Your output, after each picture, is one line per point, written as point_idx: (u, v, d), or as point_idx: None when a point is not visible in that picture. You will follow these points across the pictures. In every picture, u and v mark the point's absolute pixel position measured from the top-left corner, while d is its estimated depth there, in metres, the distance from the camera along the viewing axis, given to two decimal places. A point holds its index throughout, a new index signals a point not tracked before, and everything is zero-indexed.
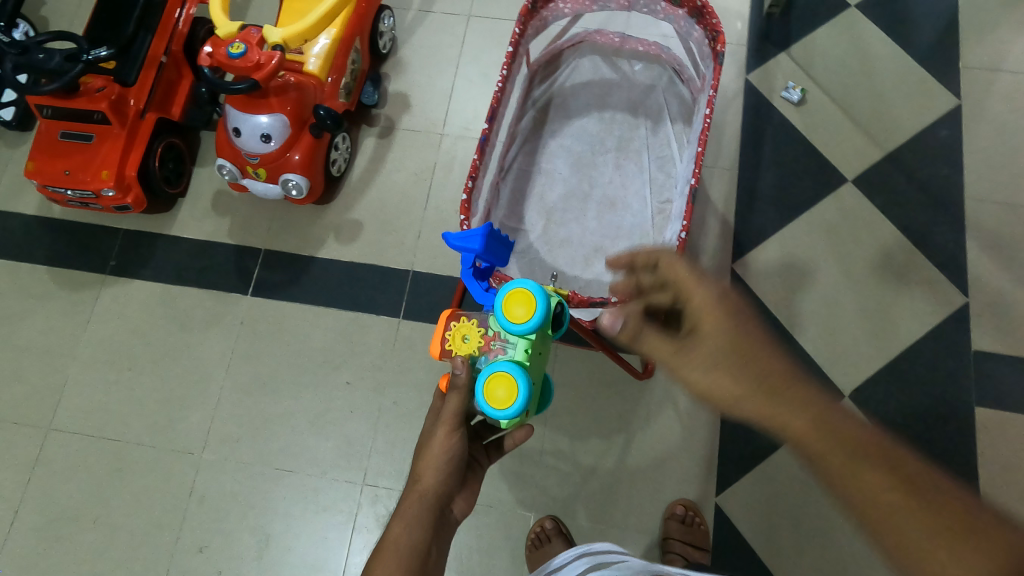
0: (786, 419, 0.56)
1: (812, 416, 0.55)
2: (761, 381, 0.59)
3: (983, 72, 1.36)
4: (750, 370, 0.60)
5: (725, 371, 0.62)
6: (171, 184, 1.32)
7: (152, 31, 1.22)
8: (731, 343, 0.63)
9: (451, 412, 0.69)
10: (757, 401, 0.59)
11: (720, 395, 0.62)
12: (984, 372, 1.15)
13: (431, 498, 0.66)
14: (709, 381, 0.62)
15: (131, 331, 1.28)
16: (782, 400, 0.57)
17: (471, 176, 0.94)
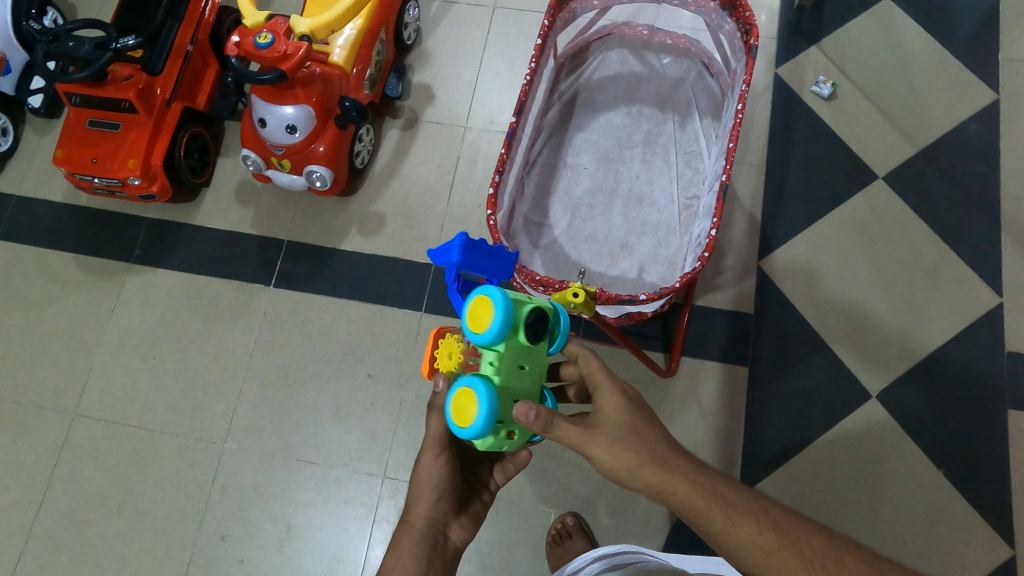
0: (687, 488, 0.58)
1: (708, 496, 0.57)
2: (658, 458, 0.59)
3: (1020, 67, 1.34)
4: (647, 448, 0.60)
5: (629, 449, 0.60)
6: (196, 174, 1.33)
7: (180, 20, 1.23)
8: (632, 420, 0.61)
9: (432, 438, 0.71)
10: (649, 474, 0.59)
11: (621, 472, 0.60)
12: (1018, 373, 1.13)
13: (425, 527, 0.70)
14: (611, 459, 0.59)
15: (158, 321, 1.30)
16: (680, 474, 0.59)
17: (498, 170, 0.93)
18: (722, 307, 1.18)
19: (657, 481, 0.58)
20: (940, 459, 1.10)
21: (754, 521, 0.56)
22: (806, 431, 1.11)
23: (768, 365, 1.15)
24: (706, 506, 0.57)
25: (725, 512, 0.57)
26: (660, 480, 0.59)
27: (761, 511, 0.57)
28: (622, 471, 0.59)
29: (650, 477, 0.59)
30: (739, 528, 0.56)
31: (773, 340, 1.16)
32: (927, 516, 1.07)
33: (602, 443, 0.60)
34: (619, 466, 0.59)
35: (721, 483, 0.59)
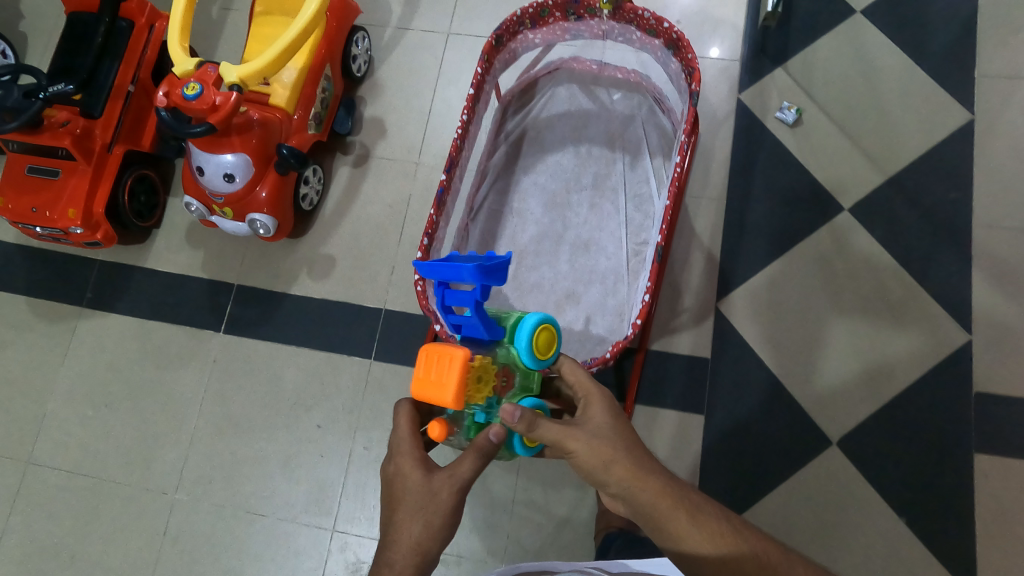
0: (656, 489, 0.64)
1: (671, 496, 0.63)
2: (630, 460, 0.65)
3: (1000, 81, 1.26)
4: (620, 449, 0.66)
5: (604, 449, 0.66)
6: (143, 218, 1.31)
7: (117, 60, 1.19)
8: (609, 424, 0.68)
9: (468, 471, 0.68)
10: (623, 469, 0.65)
11: (598, 467, 0.65)
12: (986, 415, 1.09)
13: (430, 562, 0.67)
14: (590, 454, 0.65)
15: (108, 367, 1.28)
16: (648, 477, 0.65)
17: (428, 232, 0.90)
18: (676, 351, 1.15)
19: (629, 480, 0.64)
20: (901, 507, 1.06)
21: (709, 523, 0.62)
22: (762, 481, 1.09)
23: (724, 411, 1.12)
24: (671, 506, 0.63)
25: (686, 514, 0.62)
26: (631, 475, 0.64)
27: (717, 516, 0.63)
28: (599, 467, 0.65)
29: (623, 473, 0.64)
30: (699, 525, 0.62)
31: (729, 385, 1.13)
32: (887, 568, 1.04)
33: (582, 439, 0.66)
34: (596, 460, 0.65)
35: (684, 488, 0.65)
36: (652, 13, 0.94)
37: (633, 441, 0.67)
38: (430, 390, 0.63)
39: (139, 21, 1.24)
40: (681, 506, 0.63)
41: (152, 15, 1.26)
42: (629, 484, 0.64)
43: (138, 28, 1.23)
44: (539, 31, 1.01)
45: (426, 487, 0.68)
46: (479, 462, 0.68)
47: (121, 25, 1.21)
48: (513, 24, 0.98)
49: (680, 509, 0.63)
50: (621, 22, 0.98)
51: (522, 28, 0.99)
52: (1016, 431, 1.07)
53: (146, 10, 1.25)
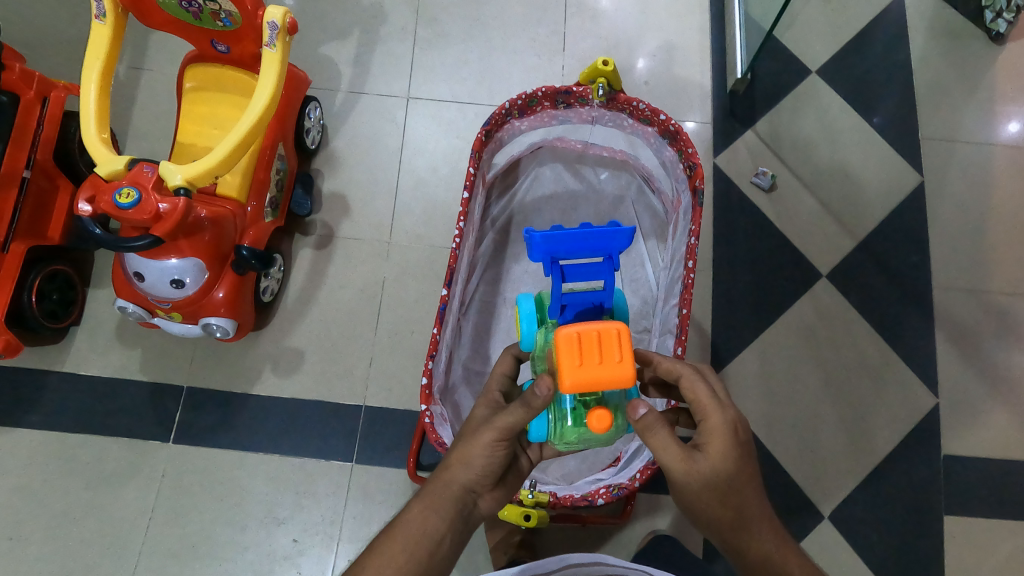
0: (756, 547, 0.65)
1: (773, 551, 0.65)
2: (747, 510, 0.64)
3: (943, 143, 1.34)
4: (740, 499, 0.64)
5: (726, 495, 0.64)
6: (58, 318, 1.18)
7: (7, 142, 1.05)
8: (735, 470, 0.64)
9: (507, 419, 0.66)
10: (731, 514, 0.64)
11: (706, 500, 0.64)
12: (956, 477, 1.16)
13: (458, 492, 0.67)
14: (700, 490, 0.64)
15: (29, 491, 1.13)
16: (760, 529, 0.65)
17: (432, 354, 0.83)
18: None
19: (730, 526, 0.65)
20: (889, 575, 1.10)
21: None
22: None
23: None
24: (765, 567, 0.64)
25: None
26: (733, 523, 0.64)
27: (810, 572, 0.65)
28: (703, 497, 0.64)
29: (727, 518, 0.64)
30: None
31: None
32: None
33: (698, 476, 0.63)
34: (706, 495, 0.64)
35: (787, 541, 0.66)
36: (647, 104, 0.91)
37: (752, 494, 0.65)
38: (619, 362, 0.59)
39: (27, 95, 1.09)
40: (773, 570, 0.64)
41: (42, 86, 1.11)
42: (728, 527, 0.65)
43: (27, 103, 1.09)
44: (526, 119, 0.96)
45: (474, 426, 0.69)
46: (525, 413, 0.65)
47: (4, 100, 1.06)
48: (501, 115, 0.92)
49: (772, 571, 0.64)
50: (614, 110, 0.94)
51: (511, 117, 0.94)
52: (980, 490, 1.15)
53: (34, 81, 1.10)
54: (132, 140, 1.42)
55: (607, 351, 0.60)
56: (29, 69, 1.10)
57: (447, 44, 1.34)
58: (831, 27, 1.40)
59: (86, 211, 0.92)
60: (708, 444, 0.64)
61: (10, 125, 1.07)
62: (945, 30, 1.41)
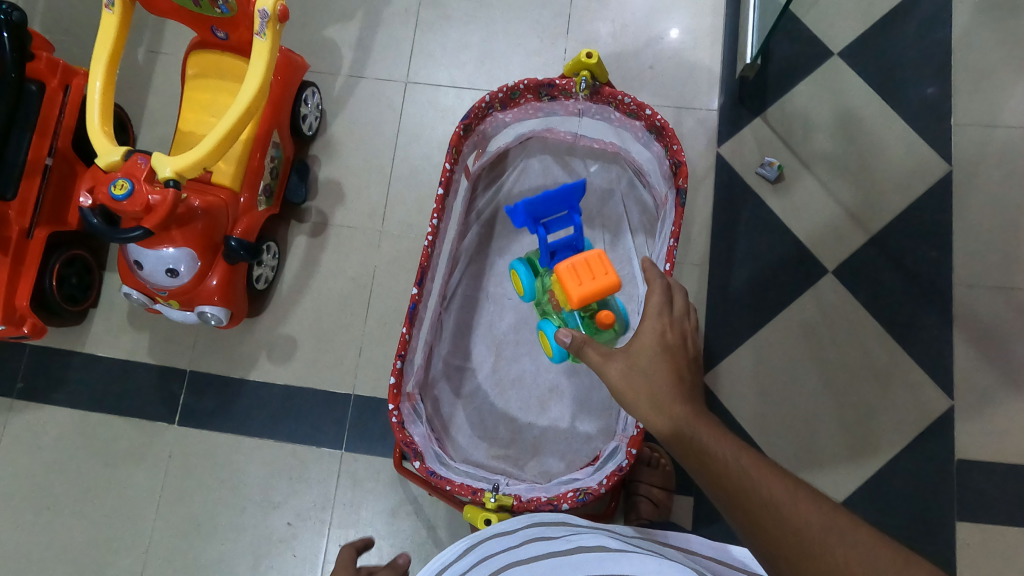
0: (680, 417, 0.61)
1: (681, 426, 0.60)
2: (660, 391, 0.64)
3: (974, 129, 1.25)
4: (656, 381, 0.64)
5: (643, 379, 0.65)
6: (77, 301, 1.24)
7: (30, 132, 1.09)
8: (655, 353, 0.66)
9: None
10: (655, 392, 0.64)
11: (628, 389, 0.65)
12: (966, 484, 1.11)
13: None
14: (621, 378, 0.66)
15: (51, 466, 1.21)
16: (671, 405, 0.62)
17: (401, 354, 0.83)
18: None
19: (656, 405, 0.63)
20: None
21: (707, 452, 0.57)
22: None
23: None
24: (691, 438, 0.59)
25: (701, 444, 0.58)
26: (658, 399, 0.63)
27: (723, 443, 0.57)
28: (625, 386, 0.65)
29: (650, 395, 0.64)
30: (711, 453, 0.57)
31: None
32: None
33: (616, 365, 0.67)
34: (627, 379, 0.66)
35: (707, 419, 0.61)
36: (632, 98, 0.88)
37: (672, 371, 0.65)
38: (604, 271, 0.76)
39: (51, 84, 1.12)
40: (696, 435, 0.59)
41: (65, 74, 1.15)
42: (654, 408, 0.63)
43: (50, 91, 1.12)
44: (510, 111, 0.93)
45: None
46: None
47: (30, 90, 1.10)
48: (482, 108, 0.90)
49: (695, 436, 0.59)
50: (599, 103, 0.91)
51: (492, 111, 0.92)
52: (992, 500, 1.10)
53: (59, 70, 1.14)
54: (144, 125, 1.44)
55: (593, 271, 0.77)
56: (53, 58, 1.14)
57: (447, 26, 1.31)
58: (856, 4, 1.31)
59: (86, 203, 0.95)
60: (634, 341, 0.67)
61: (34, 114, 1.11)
62: (984, 5, 1.30)
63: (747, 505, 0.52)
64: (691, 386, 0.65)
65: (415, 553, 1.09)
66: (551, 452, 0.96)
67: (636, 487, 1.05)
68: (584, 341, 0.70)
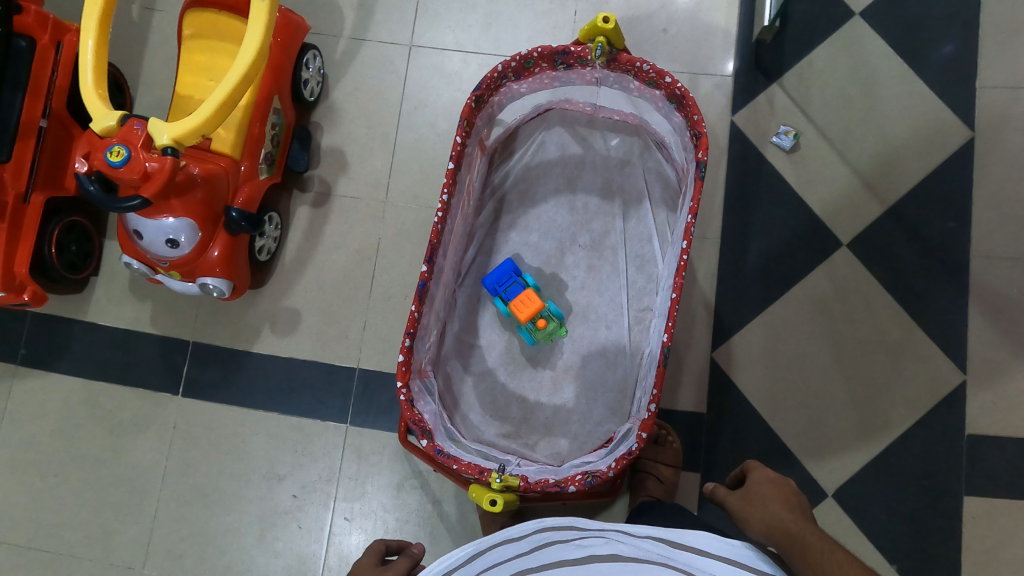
0: (784, 524, 0.69)
1: (777, 518, 0.70)
2: (767, 501, 0.73)
3: (1000, 96, 1.21)
4: (764, 495, 0.74)
5: (752, 495, 0.75)
6: (77, 269, 1.22)
7: (24, 90, 1.09)
8: (771, 487, 0.75)
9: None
10: (770, 506, 0.72)
11: (747, 509, 0.74)
12: (976, 459, 1.10)
13: None
14: (743, 503, 0.75)
15: (59, 435, 1.21)
16: (773, 509, 0.71)
17: (410, 332, 0.80)
18: (674, 407, 1.11)
19: (767, 519, 0.71)
20: (893, 557, 1.08)
21: (792, 533, 0.67)
22: None
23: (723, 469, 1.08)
24: (791, 539, 0.67)
25: (799, 544, 0.66)
26: (767, 513, 0.71)
27: (807, 529, 0.67)
28: (744, 508, 0.74)
29: (762, 512, 0.72)
30: (810, 547, 0.64)
31: (727, 441, 1.09)
32: None
33: (738, 499, 0.76)
34: (748, 504, 0.74)
35: (802, 517, 0.70)
36: (652, 65, 0.83)
37: (785, 494, 0.73)
38: (533, 298, 0.89)
39: (42, 40, 1.12)
40: (797, 539, 0.66)
41: (56, 30, 1.14)
42: (765, 522, 0.71)
43: (41, 47, 1.11)
44: (525, 81, 0.89)
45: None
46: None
47: (21, 45, 1.09)
48: (496, 78, 0.86)
49: (796, 539, 0.66)
50: (617, 71, 0.86)
51: (506, 80, 0.87)
52: (1000, 476, 1.10)
53: (50, 26, 1.13)
54: (140, 86, 1.39)
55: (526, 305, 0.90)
56: (43, 12, 1.13)
57: None
58: None
59: (82, 170, 0.93)
60: (754, 479, 0.77)
61: (26, 71, 1.10)
62: None
63: None
64: (797, 502, 0.73)
65: (421, 526, 1.09)
66: (563, 433, 0.94)
67: (645, 464, 1.05)
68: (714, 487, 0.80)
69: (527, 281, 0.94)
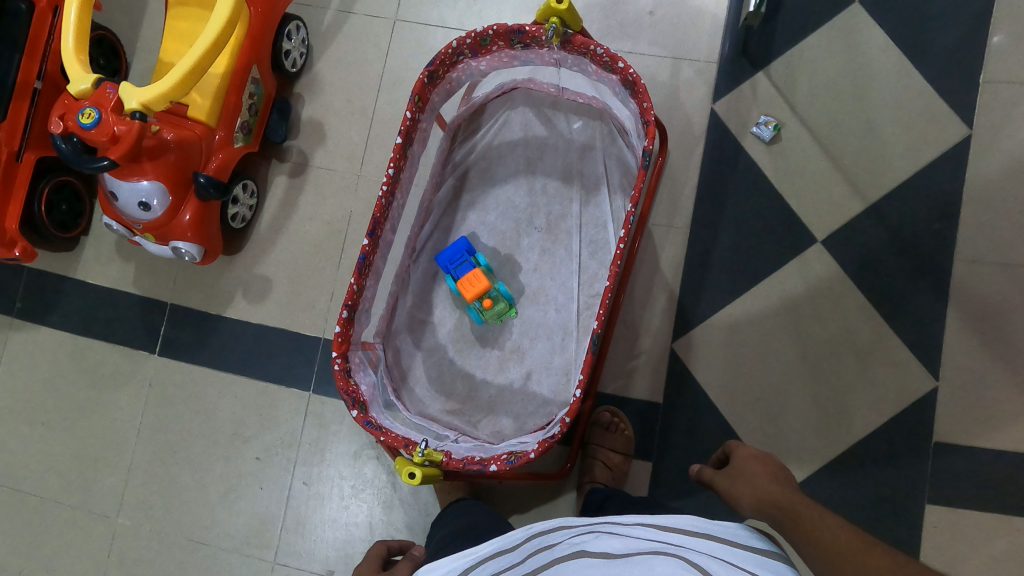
0: (774, 497, 0.71)
1: (765, 492, 0.72)
2: (755, 476, 0.74)
3: (1000, 96, 1.15)
4: (750, 470, 0.75)
5: (738, 472, 0.76)
6: (67, 228, 1.27)
7: (19, 53, 1.12)
8: (755, 462, 0.76)
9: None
10: (758, 482, 0.74)
11: (735, 488, 0.75)
12: (940, 468, 1.08)
13: None
14: (730, 482, 0.76)
15: (45, 386, 1.27)
16: (759, 482, 0.73)
17: (347, 304, 0.82)
18: (632, 394, 1.11)
19: (758, 495, 0.72)
20: None
21: (782, 505, 0.69)
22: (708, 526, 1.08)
23: (674, 460, 1.08)
24: (784, 512, 0.69)
25: (790, 516, 0.68)
26: (756, 488, 0.73)
27: (794, 498, 0.70)
28: (732, 485, 0.76)
29: (750, 487, 0.73)
30: (803, 518, 0.66)
31: (682, 432, 1.09)
32: None
33: (725, 477, 0.77)
34: (734, 480, 0.76)
35: (787, 486, 0.72)
36: (606, 49, 0.82)
37: (768, 465, 0.75)
38: (479, 278, 0.90)
39: (40, 5, 1.14)
40: (790, 510, 0.68)
41: None
42: (755, 497, 0.72)
43: (39, 12, 1.14)
44: (483, 59, 0.89)
45: None
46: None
47: (21, 8, 1.12)
48: (450, 55, 0.85)
49: (788, 511, 0.68)
50: (574, 53, 0.85)
51: (462, 57, 0.87)
52: (964, 486, 1.07)
53: None
54: (137, 53, 1.42)
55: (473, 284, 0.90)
56: None
57: None
58: None
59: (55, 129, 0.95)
60: (738, 457, 0.78)
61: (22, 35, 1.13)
62: None
63: (837, 556, 0.61)
64: (782, 472, 0.75)
65: (375, 495, 1.11)
66: (505, 413, 0.95)
67: (594, 450, 1.06)
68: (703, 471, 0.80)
69: (479, 261, 0.95)
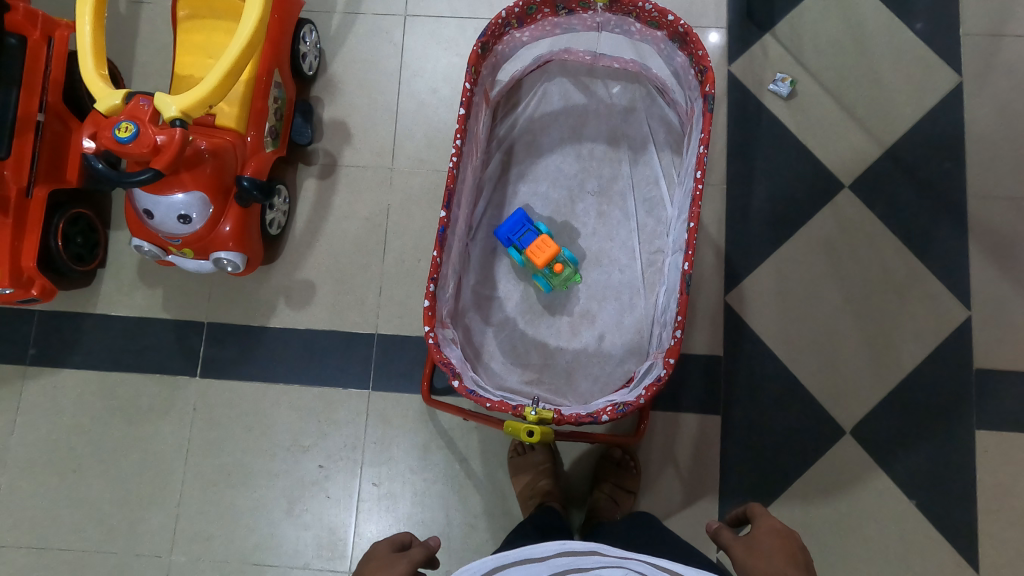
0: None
1: (782, 571, 0.66)
2: (775, 552, 0.69)
3: (984, 41, 1.24)
4: (771, 545, 0.70)
5: (757, 543, 0.71)
6: (84, 261, 1.21)
7: (18, 87, 1.06)
8: (774, 540, 0.71)
9: (417, 552, 0.72)
10: (774, 558, 0.68)
11: (747, 555, 0.69)
12: (988, 390, 1.13)
13: None
14: (744, 550, 0.70)
15: (73, 430, 1.19)
16: (779, 560, 0.67)
17: (433, 277, 0.81)
18: (692, 351, 1.13)
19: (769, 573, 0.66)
20: (911, 490, 1.10)
21: None
22: (782, 472, 1.10)
23: (744, 410, 1.12)
24: None
25: None
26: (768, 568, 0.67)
27: None
28: (742, 554, 0.70)
29: (762, 566, 0.67)
30: None
31: (745, 381, 1.12)
32: (902, 547, 1.08)
33: (739, 543, 0.72)
34: (747, 553, 0.70)
35: (808, 572, 0.66)
36: (654, 4, 0.84)
37: (788, 548, 0.69)
38: (549, 244, 0.90)
39: (34, 36, 1.09)
40: None
41: (47, 26, 1.11)
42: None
43: (34, 44, 1.09)
44: (527, 29, 0.90)
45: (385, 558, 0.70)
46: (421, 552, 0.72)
47: (11, 43, 1.06)
48: (499, 26, 0.87)
49: None
50: (619, 14, 0.88)
51: (509, 28, 0.88)
52: (1012, 405, 1.12)
53: (39, 21, 1.10)
54: (135, 78, 1.39)
55: (543, 250, 0.90)
56: (31, 8, 1.09)
57: None
58: None
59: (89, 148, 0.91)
60: (757, 532, 0.73)
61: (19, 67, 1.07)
62: None
63: None
64: (803, 558, 0.69)
65: (448, 484, 1.10)
66: (584, 376, 0.95)
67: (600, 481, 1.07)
68: (719, 531, 0.74)
69: (540, 229, 0.95)
